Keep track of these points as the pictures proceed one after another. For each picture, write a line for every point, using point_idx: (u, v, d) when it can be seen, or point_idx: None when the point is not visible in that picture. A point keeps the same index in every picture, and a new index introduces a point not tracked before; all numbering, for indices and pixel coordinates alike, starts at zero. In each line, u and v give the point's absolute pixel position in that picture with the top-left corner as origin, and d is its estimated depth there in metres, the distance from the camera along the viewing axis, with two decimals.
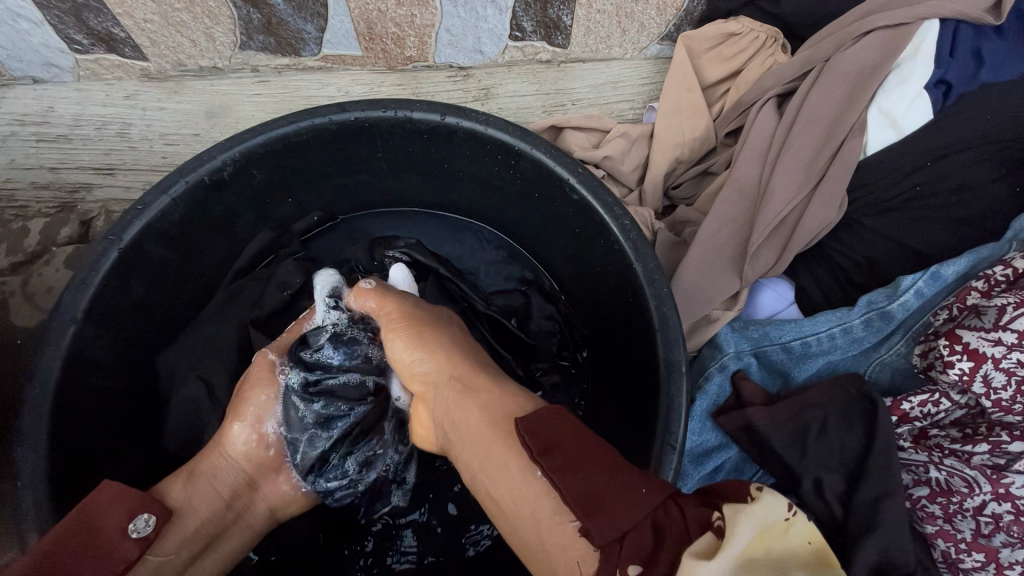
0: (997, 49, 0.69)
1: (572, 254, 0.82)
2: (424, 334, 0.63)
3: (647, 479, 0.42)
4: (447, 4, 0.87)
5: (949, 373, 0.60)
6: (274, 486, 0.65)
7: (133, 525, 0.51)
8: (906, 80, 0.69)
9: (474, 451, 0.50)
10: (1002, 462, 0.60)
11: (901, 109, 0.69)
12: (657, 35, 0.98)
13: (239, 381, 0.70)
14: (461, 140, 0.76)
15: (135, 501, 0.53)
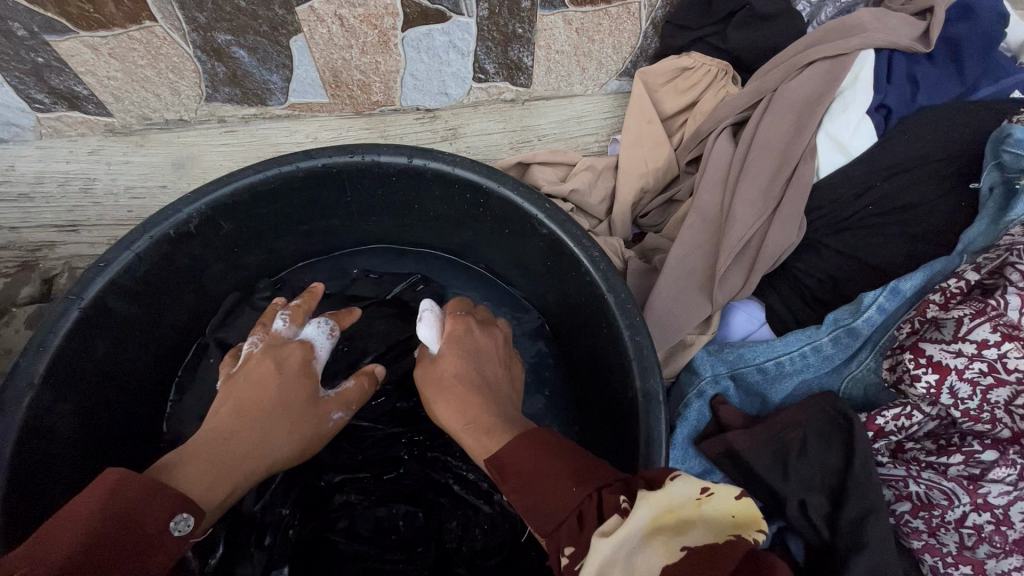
0: (925, 78, 0.75)
1: (548, 288, 0.82)
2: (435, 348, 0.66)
3: (580, 474, 0.43)
4: (410, 51, 0.91)
5: (917, 387, 0.59)
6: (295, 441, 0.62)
7: (174, 523, 0.47)
8: (848, 107, 0.72)
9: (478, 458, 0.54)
10: (977, 472, 0.60)
11: (847, 134, 0.72)
12: (615, 72, 1.01)
13: (269, 382, 0.62)
14: (430, 181, 0.77)
15: (179, 496, 0.48)
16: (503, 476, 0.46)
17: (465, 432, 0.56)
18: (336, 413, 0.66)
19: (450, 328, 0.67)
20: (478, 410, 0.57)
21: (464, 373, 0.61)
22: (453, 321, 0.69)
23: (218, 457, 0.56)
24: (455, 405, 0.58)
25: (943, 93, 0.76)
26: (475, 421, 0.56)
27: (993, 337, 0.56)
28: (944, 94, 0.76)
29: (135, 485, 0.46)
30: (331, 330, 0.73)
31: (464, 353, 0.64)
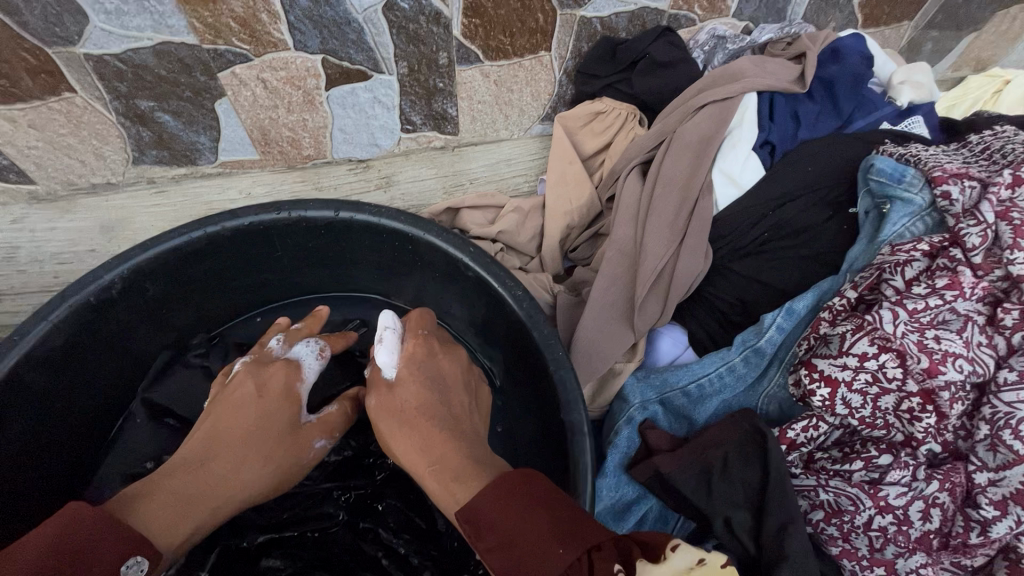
0: (805, 115, 0.83)
1: (481, 328, 0.84)
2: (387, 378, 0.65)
3: (565, 534, 0.44)
4: (336, 108, 0.95)
5: (813, 400, 0.62)
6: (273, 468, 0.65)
7: (124, 568, 0.48)
8: (737, 145, 0.79)
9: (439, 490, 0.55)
10: (877, 476, 0.62)
11: (738, 169, 0.78)
12: (537, 117, 1.07)
13: (250, 408, 0.64)
14: (357, 232, 0.79)
15: (135, 539, 0.50)
16: (482, 534, 0.47)
17: (431, 475, 0.56)
18: (318, 441, 0.68)
19: (411, 350, 0.66)
20: (444, 448, 0.58)
21: (423, 406, 0.62)
22: (414, 342, 0.67)
23: (184, 494, 0.58)
24: (420, 449, 0.59)
25: (822, 127, 0.84)
26: (440, 461, 0.56)
27: (872, 349, 0.60)
28: (823, 127, 0.84)
29: (92, 524, 0.48)
30: (323, 347, 0.73)
31: (430, 384, 0.64)
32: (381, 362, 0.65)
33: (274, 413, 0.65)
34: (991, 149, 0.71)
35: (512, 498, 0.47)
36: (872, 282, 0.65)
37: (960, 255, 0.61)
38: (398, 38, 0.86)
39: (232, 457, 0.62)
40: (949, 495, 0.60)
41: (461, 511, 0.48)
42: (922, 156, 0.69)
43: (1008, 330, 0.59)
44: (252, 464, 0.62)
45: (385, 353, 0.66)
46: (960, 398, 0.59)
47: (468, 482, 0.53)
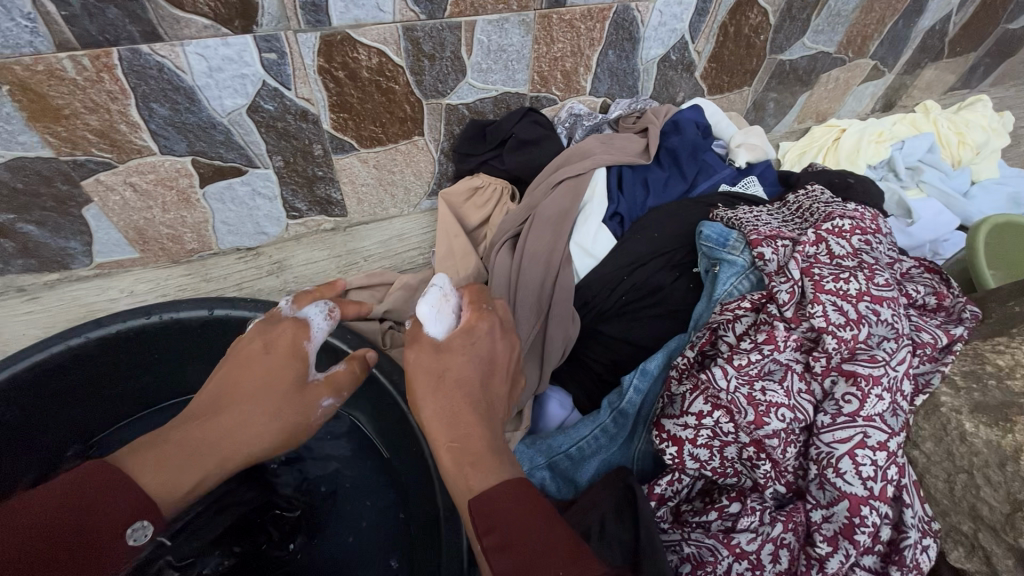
0: (651, 185, 0.92)
1: (357, 416, 0.81)
2: (471, 330, 0.60)
3: (577, 557, 0.44)
4: (215, 203, 0.96)
5: (665, 459, 0.67)
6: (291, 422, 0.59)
7: (131, 533, 0.49)
8: (588, 218, 0.87)
9: (451, 464, 0.53)
10: (731, 524, 0.65)
11: (591, 240, 0.85)
12: (424, 193, 1.12)
13: (253, 361, 0.59)
14: (235, 327, 0.80)
15: (132, 498, 0.49)
16: (487, 525, 0.47)
17: (448, 451, 0.53)
18: (326, 400, 0.61)
19: (468, 322, 0.61)
20: (467, 426, 0.54)
21: (462, 380, 0.57)
22: (473, 316, 0.62)
23: (187, 449, 0.54)
24: (445, 426, 0.54)
25: (668, 194, 0.92)
26: (462, 442, 0.53)
27: (706, 407, 0.66)
28: (669, 194, 0.92)
29: (94, 486, 0.48)
30: (337, 309, 0.65)
31: (479, 360, 0.59)
32: (423, 316, 0.60)
33: (275, 370, 0.59)
34: (803, 209, 0.82)
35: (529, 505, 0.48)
36: (709, 339, 0.71)
37: (775, 309, 0.68)
38: (268, 135, 0.89)
39: (234, 417, 0.57)
40: (793, 536, 0.63)
41: (476, 498, 0.48)
42: (742, 221, 0.78)
43: (821, 375, 0.64)
44: (257, 418, 0.57)
45: (427, 307, 0.60)
46: (790, 443, 0.63)
47: (486, 470, 0.51)
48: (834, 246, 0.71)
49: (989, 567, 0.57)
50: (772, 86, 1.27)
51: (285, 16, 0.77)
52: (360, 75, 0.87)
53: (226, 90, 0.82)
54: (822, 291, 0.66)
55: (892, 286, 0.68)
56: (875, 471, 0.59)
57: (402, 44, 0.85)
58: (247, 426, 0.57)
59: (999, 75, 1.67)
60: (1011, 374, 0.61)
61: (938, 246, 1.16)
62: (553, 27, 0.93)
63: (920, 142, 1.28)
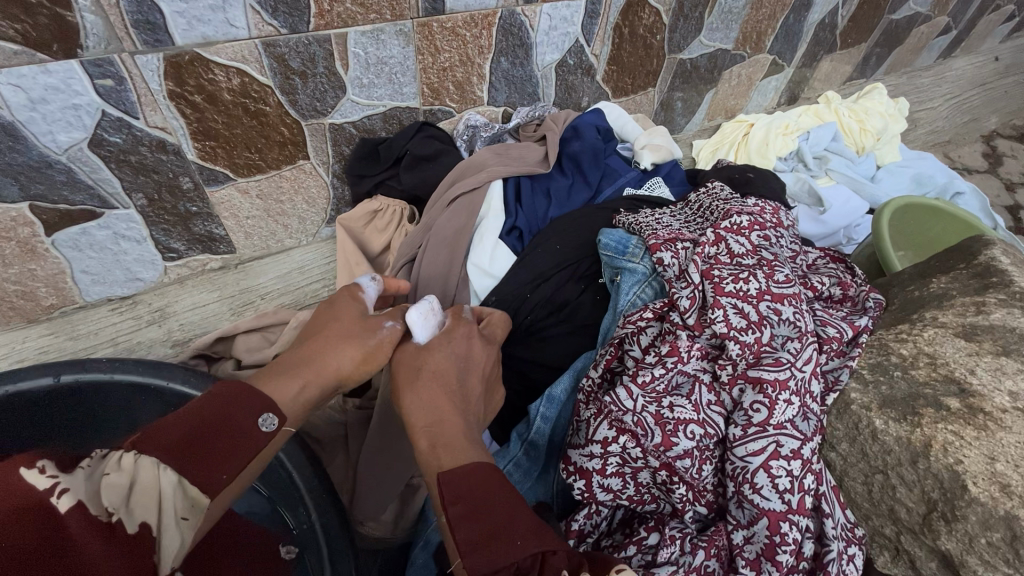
0: (550, 194, 0.87)
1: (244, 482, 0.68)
2: (454, 333, 0.61)
3: (540, 532, 0.41)
4: (70, 251, 0.83)
5: (575, 493, 0.62)
6: (339, 358, 0.56)
7: (262, 421, 0.50)
8: (484, 237, 0.81)
9: (425, 440, 0.51)
10: (651, 558, 0.59)
11: (487, 260, 0.80)
12: (322, 221, 1.04)
13: (326, 315, 0.60)
14: (86, 398, 0.65)
15: (265, 397, 0.50)
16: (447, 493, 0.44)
17: (423, 433, 0.51)
18: (388, 323, 0.60)
19: (450, 325, 0.62)
20: (444, 412, 0.53)
21: (443, 373, 0.56)
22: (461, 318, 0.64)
23: (295, 364, 0.55)
24: (424, 411, 0.53)
25: (569, 203, 0.87)
26: (439, 426, 0.52)
27: (611, 433, 0.61)
28: (570, 204, 0.87)
29: (230, 390, 0.49)
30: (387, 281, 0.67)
31: (465, 359, 0.60)
32: (410, 322, 0.60)
33: (345, 312, 0.60)
34: (704, 208, 0.79)
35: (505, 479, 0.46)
36: (615, 355, 0.66)
37: (678, 317, 0.64)
38: (122, 170, 0.79)
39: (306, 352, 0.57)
40: (716, 562, 0.58)
41: (444, 471, 0.46)
42: (642, 226, 0.75)
43: (729, 385, 0.60)
44: (341, 348, 0.57)
45: (416, 315, 0.60)
46: (704, 461, 0.59)
47: (459, 451, 0.49)
48: (733, 244, 0.68)
49: (914, 570, 0.55)
50: (676, 85, 1.28)
51: (116, 36, 0.67)
52: (222, 98, 0.78)
53: (57, 124, 0.70)
54: (722, 294, 0.62)
55: (793, 282, 0.64)
56: (790, 482, 0.55)
57: (265, 61, 0.78)
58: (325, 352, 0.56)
59: (891, 65, 1.75)
60: (914, 364, 0.59)
61: (852, 231, 1.17)
62: (436, 36, 0.88)
63: (824, 131, 1.31)
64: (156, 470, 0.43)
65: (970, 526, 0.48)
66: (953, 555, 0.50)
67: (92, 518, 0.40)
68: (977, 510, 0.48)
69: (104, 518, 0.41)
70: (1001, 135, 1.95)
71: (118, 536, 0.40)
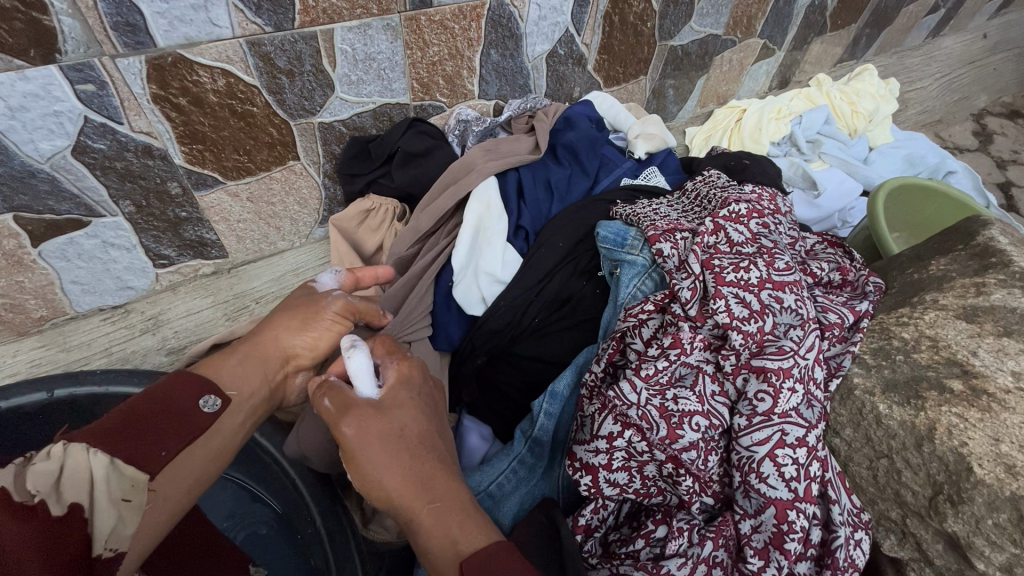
0: (552, 189, 0.86)
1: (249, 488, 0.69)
2: (409, 381, 0.56)
3: None
4: (58, 261, 0.82)
5: (582, 490, 0.62)
6: (287, 339, 0.59)
7: (205, 401, 0.50)
8: (491, 239, 0.79)
9: (429, 524, 0.45)
10: (660, 552, 0.60)
11: (498, 263, 0.77)
12: (314, 221, 1.03)
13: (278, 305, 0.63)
14: (85, 411, 0.64)
15: (208, 383, 0.51)
16: None
17: (427, 513, 0.46)
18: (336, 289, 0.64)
19: (403, 374, 0.56)
20: (438, 483, 0.48)
21: (421, 433, 0.51)
22: (401, 365, 0.57)
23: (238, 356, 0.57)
24: (415, 488, 0.47)
25: (571, 197, 0.87)
26: (442, 500, 0.47)
27: (616, 428, 0.61)
28: (572, 197, 0.87)
29: (176, 377, 0.50)
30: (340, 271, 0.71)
31: (426, 410, 0.54)
32: (353, 372, 0.53)
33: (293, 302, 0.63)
34: (701, 197, 0.79)
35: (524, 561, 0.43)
36: (618, 348, 0.66)
37: (680, 308, 0.64)
38: (108, 177, 0.77)
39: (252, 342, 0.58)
40: (724, 552, 0.59)
41: (469, 562, 0.41)
42: (640, 218, 0.74)
43: (732, 375, 0.60)
44: (293, 331, 0.60)
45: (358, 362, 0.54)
46: (710, 452, 0.59)
47: (476, 531, 0.45)
48: (732, 233, 0.67)
49: (920, 552, 0.55)
50: (668, 73, 1.27)
51: (94, 40, 0.65)
52: (207, 100, 0.76)
53: (38, 131, 0.68)
54: (723, 284, 0.62)
55: (793, 270, 0.64)
56: (797, 470, 0.55)
57: (250, 61, 0.76)
58: (268, 345, 0.59)
59: (881, 45, 1.75)
60: (917, 347, 0.59)
61: (846, 215, 1.17)
62: (424, 30, 0.87)
63: (816, 114, 1.30)
64: (87, 454, 0.41)
65: (977, 507, 0.49)
66: (959, 537, 0.51)
67: (14, 504, 0.37)
68: (982, 492, 0.48)
69: (28, 501, 0.37)
70: (990, 113, 1.96)
71: (42, 518, 0.37)
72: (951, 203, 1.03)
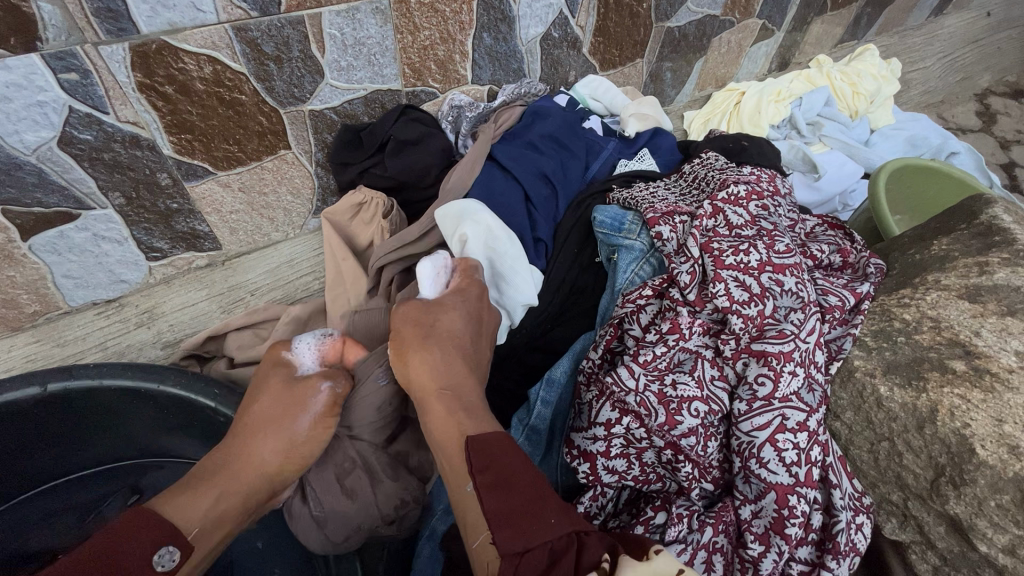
0: (561, 181, 0.83)
1: None
2: (466, 292, 0.61)
3: (564, 510, 0.43)
4: (49, 255, 0.81)
5: (579, 477, 0.62)
6: (260, 456, 0.53)
7: (158, 558, 0.46)
8: (512, 262, 0.70)
9: (441, 401, 0.51)
10: (659, 538, 0.59)
11: (523, 287, 0.70)
12: (308, 212, 1.01)
13: (256, 395, 0.56)
14: (78, 405, 0.63)
15: (168, 530, 0.47)
16: (472, 455, 0.46)
17: (436, 394, 0.52)
18: (324, 386, 0.57)
19: (459, 288, 0.61)
20: (457, 373, 0.53)
21: (455, 333, 0.56)
22: (462, 280, 0.63)
23: (219, 473, 0.52)
24: (435, 371, 0.53)
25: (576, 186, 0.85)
26: (455, 390, 0.52)
27: (614, 414, 0.60)
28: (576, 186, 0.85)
29: (135, 521, 0.46)
30: (330, 343, 0.64)
31: (468, 317, 0.58)
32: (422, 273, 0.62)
33: (273, 416, 0.54)
34: (699, 178, 0.78)
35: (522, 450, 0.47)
36: (616, 335, 0.65)
37: (678, 293, 0.63)
38: (95, 169, 0.76)
39: (232, 460, 0.53)
40: (724, 537, 0.58)
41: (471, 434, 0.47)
42: (638, 201, 0.73)
43: (731, 360, 0.59)
44: (272, 453, 0.54)
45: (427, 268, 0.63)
46: (709, 437, 0.58)
47: (480, 417, 0.50)
48: (732, 216, 0.66)
49: (922, 535, 0.55)
50: (665, 55, 1.25)
51: (76, 27, 0.64)
52: (194, 88, 0.75)
53: (22, 122, 0.67)
54: (722, 267, 0.61)
55: (794, 252, 0.63)
56: (797, 455, 0.54)
57: (236, 47, 0.74)
58: (244, 460, 0.53)
59: (882, 24, 1.72)
60: (918, 328, 0.58)
61: (847, 197, 1.16)
62: (414, 13, 0.85)
63: (817, 96, 1.28)
64: None
65: (979, 489, 0.48)
66: (961, 519, 0.50)
67: None
68: (985, 474, 0.48)
69: None
70: (993, 93, 1.94)
71: None
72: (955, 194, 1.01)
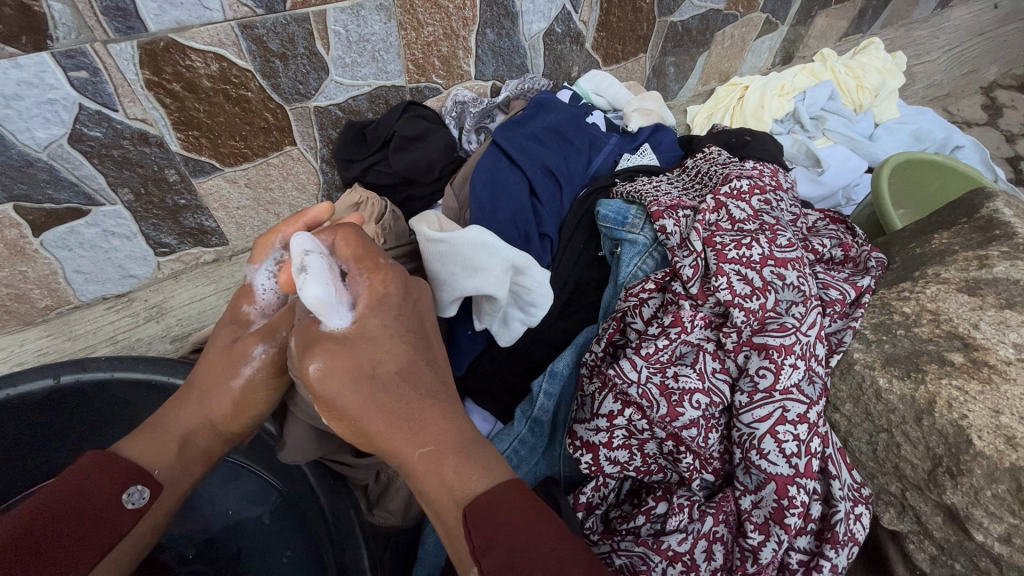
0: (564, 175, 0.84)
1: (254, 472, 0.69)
2: (387, 301, 0.48)
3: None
4: (60, 251, 0.82)
5: (582, 468, 0.63)
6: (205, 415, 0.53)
7: (128, 496, 0.48)
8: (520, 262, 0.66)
9: (423, 463, 0.43)
10: (660, 527, 0.60)
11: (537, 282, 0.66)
12: (313, 208, 1.02)
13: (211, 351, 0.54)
14: (91, 397, 0.65)
15: (133, 470, 0.48)
16: (474, 531, 0.38)
17: (417, 458, 0.43)
18: (258, 349, 0.53)
19: (371, 290, 0.48)
20: (431, 424, 0.44)
21: (403, 369, 0.46)
22: (371, 279, 0.49)
23: (171, 426, 0.52)
24: (407, 430, 0.44)
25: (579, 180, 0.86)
26: (435, 444, 0.43)
27: (616, 406, 0.61)
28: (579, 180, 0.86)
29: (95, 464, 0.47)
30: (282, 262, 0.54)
31: (410, 339, 0.48)
32: (318, 302, 0.45)
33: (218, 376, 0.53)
34: (702, 172, 0.78)
35: (532, 509, 0.39)
36: (618, 328, 0.66)
37: (680, 287, 0.64)
38: (104, 166, 0.77)
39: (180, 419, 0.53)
40: (724, 527, 0.59)
41: (467, 500, 0.39)
42: (642, 195, 0.73)
43: (733, 352, 0.60)
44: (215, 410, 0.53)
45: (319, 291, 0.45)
46: (710, 429, 0.59)
47: (473, 474, 0.41)
48: (734, 210, 0.67)
49: (920, 525, 0.56)
50: (668, 50, 1.25)
51: (85, 26, 0.65)
52: (201, 85, 0.76)
53: (34, 120, 0.68)
54: (724, 261, 0.61)
55: (795, 246, 0.63)
56: (797, 446, 0.55)
57: (242, 44, 0.75)
58: (191, 416, 0.53)
59: (888, 17, 1.71)
60: (918, 321, 0.58)
61: (851, 192, 1.16)
62: (418, 9, 0.85)
63: (820, 90, 1.28)
64: None
65: (976, 479, 0.49)
66: (959, 509, 0.51)
67: None
68: (982, 464, 0.48)
69: None
70: (1000, 86, 1.93)
71: None
72: (952, 198, 1.04)
